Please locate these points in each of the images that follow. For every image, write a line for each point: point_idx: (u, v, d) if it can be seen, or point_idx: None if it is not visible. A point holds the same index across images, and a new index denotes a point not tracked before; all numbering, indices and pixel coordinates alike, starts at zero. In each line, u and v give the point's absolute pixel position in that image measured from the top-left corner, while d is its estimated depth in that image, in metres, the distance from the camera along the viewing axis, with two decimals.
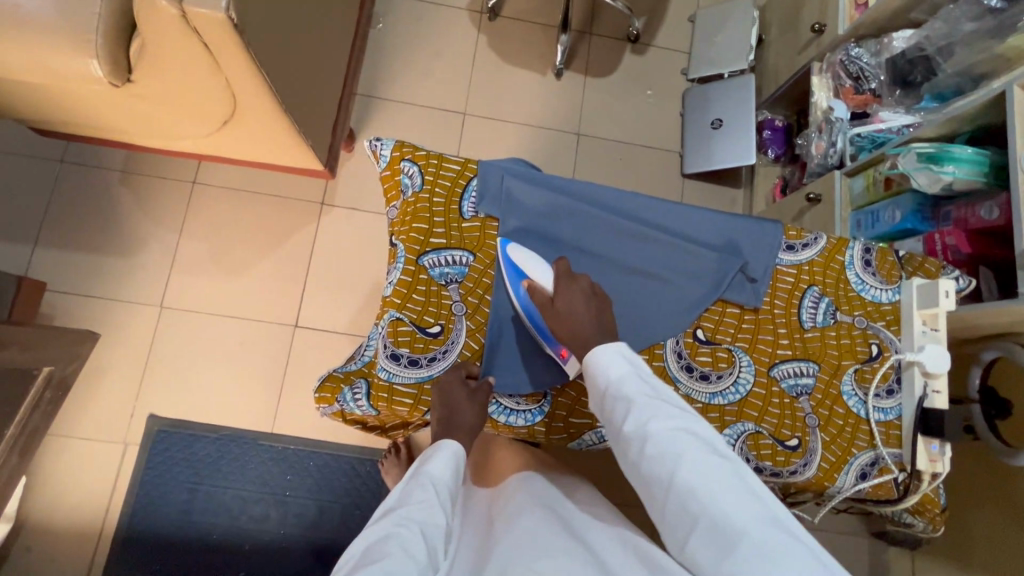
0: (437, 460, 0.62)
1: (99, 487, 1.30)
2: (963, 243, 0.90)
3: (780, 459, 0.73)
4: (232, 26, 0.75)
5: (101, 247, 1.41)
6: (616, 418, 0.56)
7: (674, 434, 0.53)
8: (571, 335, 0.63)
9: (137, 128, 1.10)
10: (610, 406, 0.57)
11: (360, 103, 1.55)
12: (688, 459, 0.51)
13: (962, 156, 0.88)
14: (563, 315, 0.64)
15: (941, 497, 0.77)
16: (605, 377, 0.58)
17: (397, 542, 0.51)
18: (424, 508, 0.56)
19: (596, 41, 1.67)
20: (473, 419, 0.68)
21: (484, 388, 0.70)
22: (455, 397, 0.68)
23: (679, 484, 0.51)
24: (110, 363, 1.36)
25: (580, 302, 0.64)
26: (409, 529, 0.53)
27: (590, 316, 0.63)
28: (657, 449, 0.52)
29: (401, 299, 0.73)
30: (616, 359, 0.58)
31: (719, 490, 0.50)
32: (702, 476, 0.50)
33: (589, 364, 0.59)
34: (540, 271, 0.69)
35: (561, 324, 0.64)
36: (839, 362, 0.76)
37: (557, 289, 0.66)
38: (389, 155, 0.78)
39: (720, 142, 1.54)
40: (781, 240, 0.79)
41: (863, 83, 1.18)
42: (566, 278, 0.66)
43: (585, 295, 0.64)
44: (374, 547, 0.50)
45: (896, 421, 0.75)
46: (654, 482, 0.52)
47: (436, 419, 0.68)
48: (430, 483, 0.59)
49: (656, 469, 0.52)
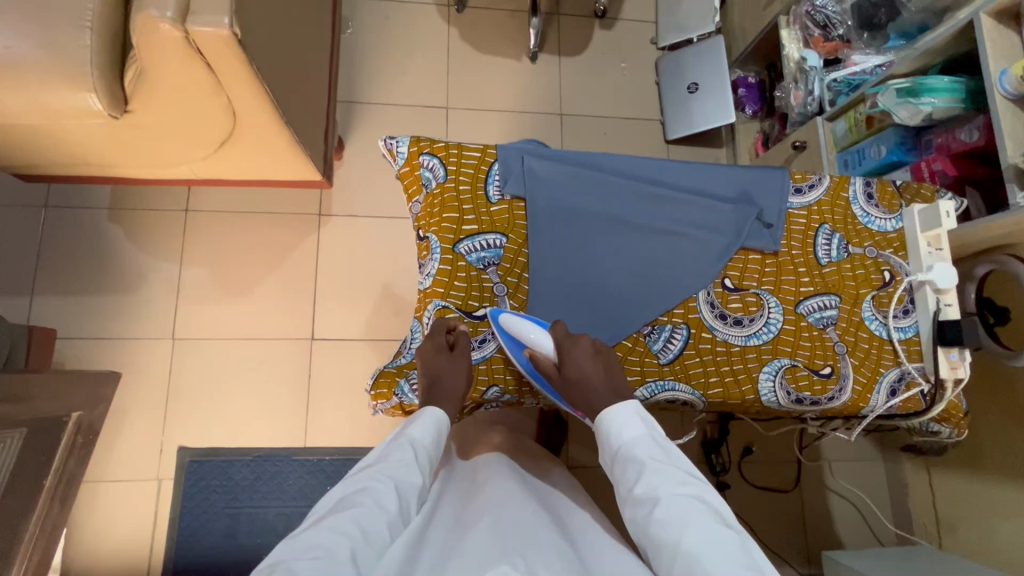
0: (419, 425, 0.64)
1: (140, 525, 1.29)
2: (949, 168, 0.97)
3: (817, 388, 0.77)
4: (236, 42, 0.75)
5: (102, 288, 1.38)
6: (627, 480, 0.59)
7: (681, 499, 0.55)
8: (585, 400, 0.67)
9: (132, 159, 1.09)
10: (622, 469, 0.60)
11: (343, 109, 1.55)
12: (694, 522, 0.53)
13: (938, 85, 0.94)
14: (575, 378, 0.68)
15: (964, 402, 0.83)
16: (620, 440, 0.62)
17: (370, 494, 0.55)
18: (401, 467, 0.59)
19: (566, 20, 1.70)
20: (455, 384, 0.69)
21: (462, 349, 0.71)
22: (437, 367, 0.69)
23: (682, 547, 0.51)
24: (131, 402, 1.34)
25: (587, 364, 0.68)
26: (384, 485, 0.56)
27: (599, 378, 0.67)
28: (665, 512, 0.54)
29: (444, 288, 0.75)
30: (633, 423, 0.63)
31: (723, 561, 0.50)
32: (706, 542, 0.51)
33: (605, 424, 0.63)
34: (536, 337, 0.69)
35: (575, 389, 0.68)
36: (857, 291, 0.81)
37: (562, 356, 0.69)
38: (406, 152, 0.79)
39: (698, 105, 1.59)
40: (788, 184, 0.83)
41: (830, 30, 1.24)
42: (569, 341, 0.69)
43: (590, 355, 0.68)
44: (348, 496, 0.55)
45: (915, 337, 0.81)
46: (658, 545, 0.53)
47: (421, 390, 0.69)
48: (408, 445, 0.61)
49: (663, 532, 0.53)
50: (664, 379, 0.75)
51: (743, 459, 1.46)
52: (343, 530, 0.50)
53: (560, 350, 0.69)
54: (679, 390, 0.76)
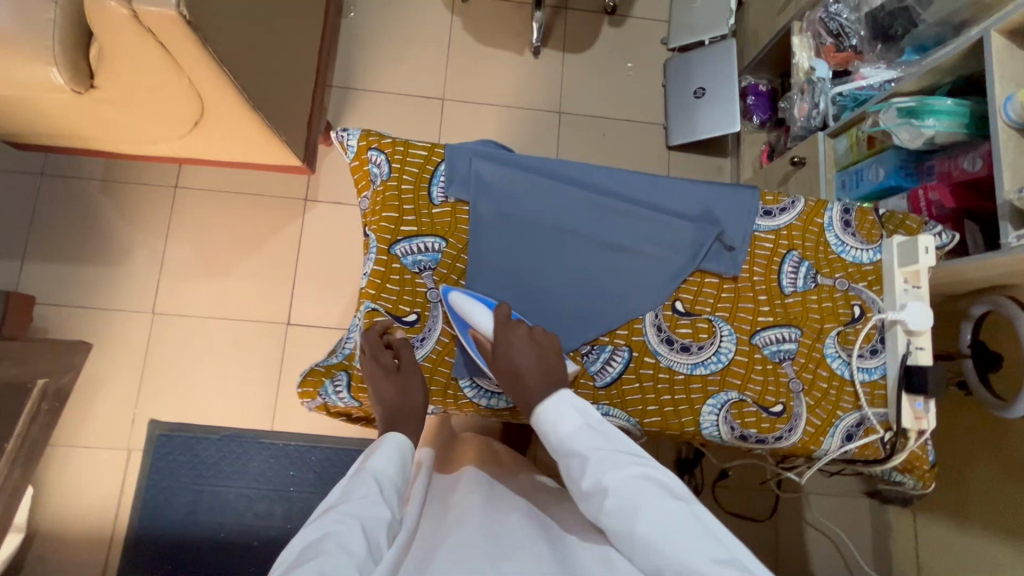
0: (379, 455, 0.61)
1: (107, 492, 1.32)
2: (947, 198, 0.89)
3: (765, 426, 0.73)
4: (185, 22, 0.73)
5: (89, 258, 1.41)
6: (575, 477, 0.56)
7: (630, 485, 0.53)
8: (514, 388, 0.64)
9: (111, 135, 1.10)
10: (567, 465, 0.57)
11: (338, 95, 1.53)
12: (646, 508, 0.52)
13: (941, 107, 0.87)
14: (507, 366, 0.64)
15: (930, 453, 0.76)
16: (559, 433, 0.59)
17: (334, 539, 0.50)
18: (366, 503, 0.55)
19: (573, 15, 1.64)
20: (412, 403, 0.67)
21: (410, 364, 0.69)
22: (387, 391, 0.67)
23: (640, 533, 0.51)
24: (107, 372, 1.37)
25: (520, 351, 0.64)
26: (349, 526, 0.52)
27: (531, 367, 0.64)
28: (616, 504, 0.53)
29: (375, 290, 0.73)
30: (567, 415, 0.59)
31: (680, 538, 0.50)
32: (661, 525, 0.51)
33: (540, 421, 0.59)
34: (479, 318, 0.67)
35: (506, 374, 0.65)
36: (821, 325, 0.76)
37: (498, 341, 0.65)
38: (355, 145, 0.77)
39: (703, 112, 1.52)
40: (758, 205, 0.78)
41: (843, 40, 1.15)
42: (503, 326, 0.66)
43: (523, 341, 0.65)
44: (310, 546, 0.50)
45: (881, 381, 0.75)
46: (617, 533, 0.53)
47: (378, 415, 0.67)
48: (371, 478, 0.58)
49: (619, 522, 0.52)
50: (597, 403, 0.72)
51: (718, 484, 1.41)
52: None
53: (497, 335, 0.66)
54: (614, 415, 0.73)
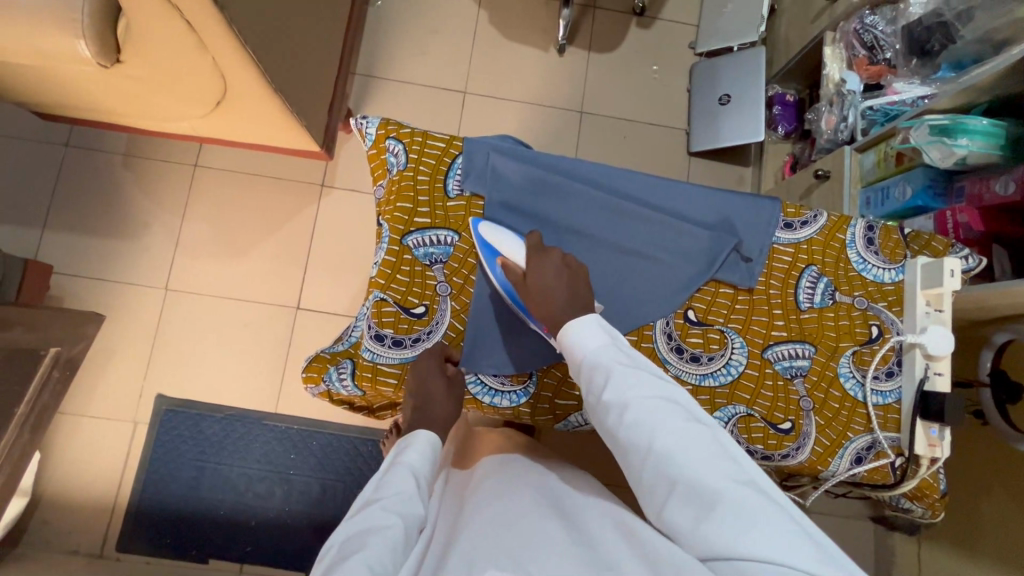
0: (413, 450, 0.61)
1: (112, 463, 1.34)
2: (976, 221, 0.86)
3: (771, 442, 0.72)
4: (212, 1, 0.73)
5: (107, 231, 1.43)
6: (596, 389, 0.55)
7: (654, 401, 0.52)
8: (545, 307, 0.62)
9: (135, 110, 1.11)
10: (587, 379, 0.56)
11: (360, 83, 1.53)
12: (667, 423, 0.50)
13: (976, 127, 0.84)
14: (537, 288, 0.64)
15: (942, 482, 0.74)
16: (583, 348, 0.57)
17: (378, 532, 0.50)
18: (403, 498, 0.55)
19: (601, 14, 1.62)
20: (449, 411, 0.67)
21: (458, 377, 0.70)
22: (432, 390, 0.67)
23: (656, 447, 0.50)
24: (118, 344, 1.39)
25: (548, 276, 0.63)
26: (392, 520, 0.51)
27: (561, 286, 0.62)
28: (637, 417, 0.51)
29: (385, 280, 0.72)
30: (596, 333, 0.57)
31: (697, 457, 0.49)
32: (680, 442, 0.50)
33: (568, 339, 0.58)
34: (509, 246, 0.69)
35: (535, 300, 0.63)
36: (837, 344, 0.74)
37: (528, 264, 0.66)
38: (373, 133, 0.76)
39: (727, 118, 1.49)
40: (778, 216, 0.76)
41: (877, 53, 1.11)
42: (536, 252, 0.66)
43: (552, 267, 0.64)
44: (353, 540, 0.49)
45: (895, 405, 0.73)
46: (630, 448, 0.51)
47: (410, 407, 0.67)
48: (408, 473, 0.58)
49: (636, 435, 0.51)
50: None
51: None
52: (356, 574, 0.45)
53: (529, 260, 0.66)
54: None
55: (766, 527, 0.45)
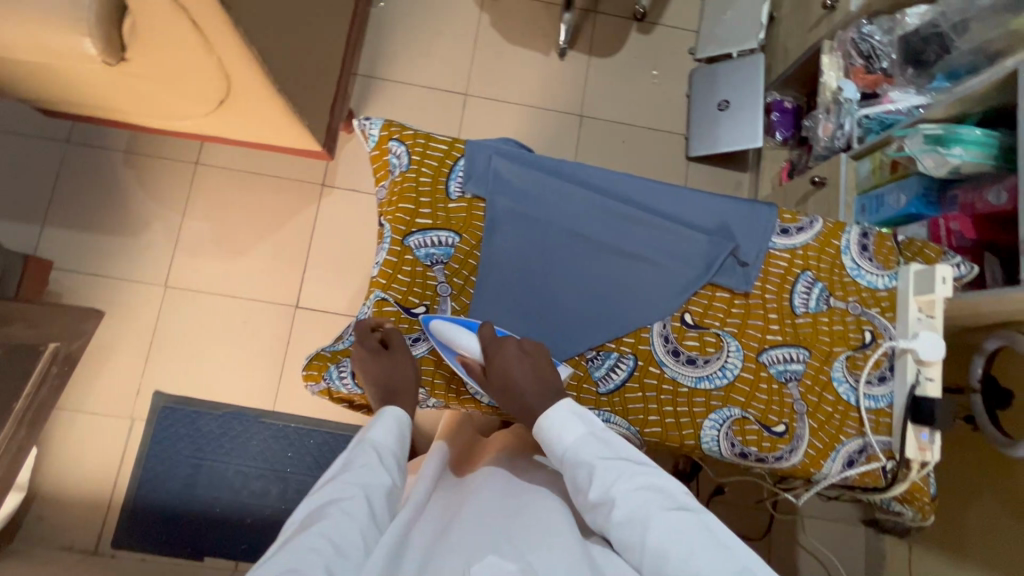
0: (380, 426, 0.61)
1: (108, 459, 1.34)
2: (967, 229, 0.89)
3: (765, 444, 0.73)
4: (218, 2, 0.74)
5: (107, 228, 1.43)
6: (580, 488, 0.55)
7: (638, 494, 0.53)
8: (517, 405, 0.63)
9: (137, 107, 1.11)
10: (571, 476, 0.57)
11: (361, 84, 1.54)
12: (655, 518, 0.51)
13: (969, 137, 0.86)
14: (502, 385, 0.63)
15: (932, 485, 0.75)
16: (563, 446, 0.58)
17: (338, 504, 0.52)
18: (367, 470, 0.56)
19: (602, 19, 1.63)
20: (409, 376, 0.67)
21: (398, 341, 0.69)
22: (381, 370, 0.66)
23: (648, 544, 0.50)
24: (116, 340, 1.39)
25: (512, 367, 0.62)
26: (351, 492, 0.53)
27: (526, 381, 0.62)
28: (624, 514, 0.52)
29: (386, 280, 0.73)
30: (573, 424, 0.59)
31: (690, 549, 0.50)
32: (671, 536, 0.50)
33: (546, 433, 0.59)
34: (465, 340, 0.66)
35: (502, 394, 0.64)
36: (831, 348, 0.75)
37: (487, 360, 0.64)
38: (377, 134, 0.77)
39: (726, 124, 1.51)
40: (776, 223, 0.78)
41: (874, 62, 1.14)
42: (494, 343, 0.65)
43: (515, 357, 0.63)
44: (317, 511, 0.52)
45: (887, 409, 0.74)
46: (624, 545, 0.52)
47: (373, 396, 0.66)
48: (372, 448, 0.59)
49: (627, 532, 0.52)
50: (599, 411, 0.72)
51: (715, 499, 1.40)
52: (314, 546, 0.47)
53: (485, 357, 0.64)
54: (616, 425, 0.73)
55: None
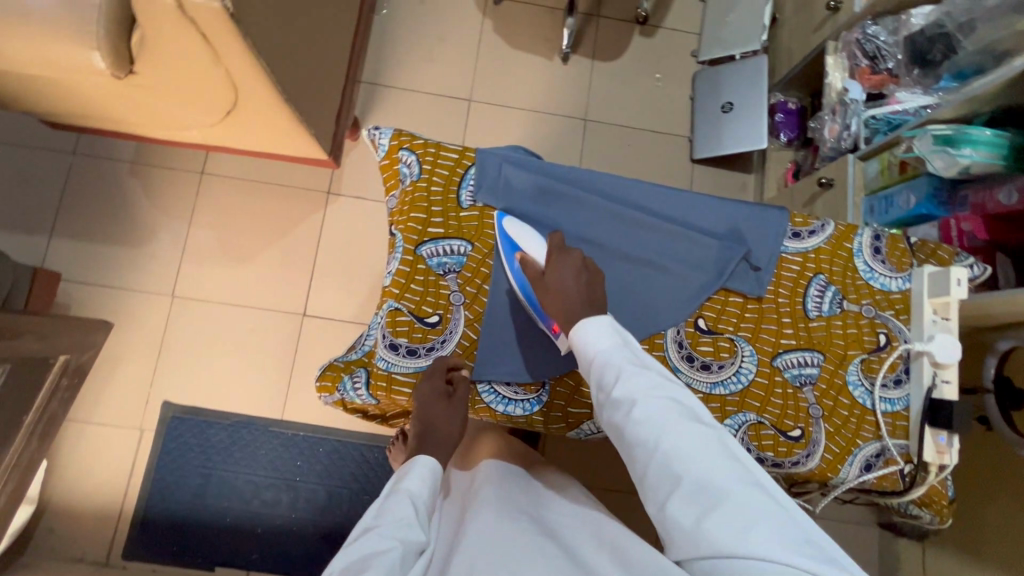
0: (414, 477, 0.60)
1: (118, 471, 1.34)
2: (980, 230, 0.88)
3: (782, 450, 0.72)
4: (228, 15, 0.73)
5: (114, 239, 1.43)
6: (605, 385, 0.54)
7: (663, 400, 0.52)
8: (558, 308, 0.61)
9: (146, 119, 1.12)
10: (596, 374, 0.55)
11: (366, 91, 1.55)
12: (675, 422, 0.50)
13: (981, 138, 0.85)
14: (552, 286, 0.62)
15: (950, 488, 0.75)
16: (593, 346, 0.57)
17: (378, 557, 0.50)
18: (404, 523, 0.55)
19: (604, 23, 1.64)
20: (453, 429, 0.67)
21: (465, 388, 0.69)
22: (435, 411, 0.67)
23: (665, 445, 0.49)
24: (125, 351, 1.39)
25: (569, 277, 0.62)
26: (391, 545, 0.52)
27: (577, 290, 0.61)
28: (646, 414, 0.51)
29: (399, 289, 0.73)
30: (606, 329, 0.57)
31: (705, 457, 0.49)
32: (689, 444, 0.50)
33: (579, 334, 0.57)
34: (531, 245, 0.70)
35: (549, 296, 0.63)
36: (845, 352, 0.75)
37: (549, 263, 0.65)
38: (387, 144, 0.77)
39: (730, 126, 1.51)
40: (787, 226, 0.77)
41: (879, 62, 1.14)
42: (558, 251, 0.65)
43: (575, 267, 0.62)
44: (356, 565, 0.49)
45: (903, 412, 0.74)
46: (637, 445, 0.51)
47: (415, 425, 0.67)
48: (409, 499, 0.57)
49: (644, 433, 0.51)
50: None
51: None
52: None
53: (548, 259, 0.65)
54: None
55: (769, 534, 0.45)
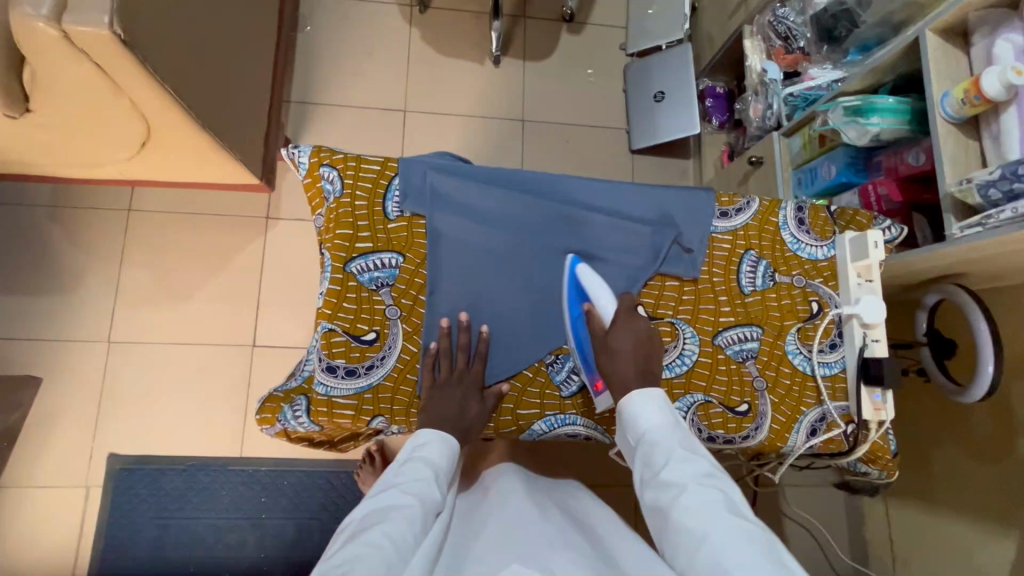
0: (430, 447, 0.62)
1: (66, 534, 1.26)
2: (895, 192, 0.92)
3: (731, 426, 0.74)
4: (121, 42, 0.70)
5: (39, 288, 1.35)
6: (654, 466, 0.56)
7: (707, 490, 0.53)
8: (614, 370, 0.65)
9: (54, 158, 1.05)
10: (646, 455, 0.58)
11: (296, 110, 1.51)
12: (718, 517, 0.50)
13: (885, 105, 0.89)
14: (613, 347, 0.66)
15: (892, 443, 0.78)
16: (646, 425, 0.60)
17: (397, 511, 0.53)
18: (422, 483, 0.57)
19: (532, 24, 1.65)
20: (469, 414, 0.67)
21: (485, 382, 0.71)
22: (446, 393, 0.68)
23: (708, 540, 0.49)
24: (60, 406, 1.31)
25: (632, 341, 0.66)
26: (408, 500, 0.54)
27: (635, 360, 0.65)
28: (691, 501, 0.52)
29: (331, 309, 0.70)
30: (659, 411, 0.60)
31: (749, 556, 0.47)
32: (732, 538, 0.49)
33: (629, 408, 0.61)
34: (601, 297, 0.70)
35: (609, 357, 0.66)
36: (782, 323, 0.77)
37: (618, 323, 0.68)
38: (307, 162, 0.75)
39: (664, 115, 1.54)
40: (714, 207, 0.79)
41: (791, 42, 1.19)
42: (628, 315, 0.68)
43: (641, 335, 0.66)
44: (374, 513, 0.53)
45: (841, 374, 0.76)
46: (681, 537, 0.51)
47: (433, 395, 0.68)
48: (425, 464, 0.60)
49: (690, 525, 0.51)
50: (563, 414, 0.72)
51: None
52: (374, 543, 0.48)
53: (617, 319, 0.68)
54: (580, 426, 0.73)
55: None
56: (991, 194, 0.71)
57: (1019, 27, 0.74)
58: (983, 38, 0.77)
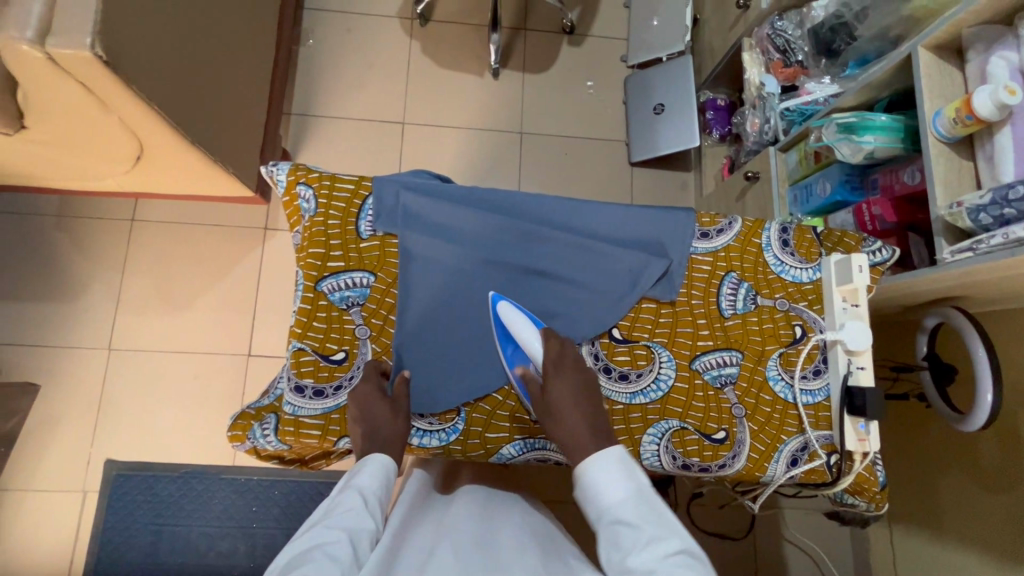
0: (366, 473, 0.61)
1: (62, 537, 1.28)
2: (888, 213, 0.88)
3: (707, 454, 0.72)
4: (104, 63, 0.71)
5: (44, 296, 1.39)
6: (619, 548, 0.52)
7: (653, 554, 0.50)
8: (567, 437, 0.60)
9: (54, 172, 1.08)
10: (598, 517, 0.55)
11: (296, 123, 1.53)
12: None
13: (878, 124, 0.87)
14: (554, 406, 0.62)
15: (880, 474, 0.74)
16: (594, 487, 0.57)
17: (322, 548, 0.52)
18: (351, 515, 0.57)
19: (532, 36, 1.65)
20: (400, 430, 0.67)
21: (403, 395, 0.68)
22: (374, 411, 0.66)
23: None
24: (61, 411, 1.34)
25: (573, 396, 0.62)
26: (336, 535, 0.53)
27: (585, 417, 0.61)
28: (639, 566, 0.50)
29: (302, 328, 0.71)
30: (606, 467, 0.57)
31: None
32: None
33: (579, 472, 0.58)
34: (529, 337, 0.66)
35: (556, 419, 0.61)
36: (763, 348, 0.75)
37: (550, 381, 0.63)
38: (284, 180, 0.75)
39: (663, 128, 1.53)
40: (695, 227, 0.77)
41: (790, 56, 1.14)
42: (557, 369, 0.63)
43: (578, 388, 0.63)
44: (298, 555, 0.51)
45: (825, 402, 0.74)
46: None
47: (356, 437, 0.66)
48: (357, 493, 0.59)
49: None
50: (532, 438, 0.71)
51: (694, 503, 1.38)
52: None
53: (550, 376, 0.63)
54: (550, 450, 0.72)
55: None
56: (981, 218, 0.68)
57: (1013, 44, 0.71)
58: (978, 55, 0.75)
